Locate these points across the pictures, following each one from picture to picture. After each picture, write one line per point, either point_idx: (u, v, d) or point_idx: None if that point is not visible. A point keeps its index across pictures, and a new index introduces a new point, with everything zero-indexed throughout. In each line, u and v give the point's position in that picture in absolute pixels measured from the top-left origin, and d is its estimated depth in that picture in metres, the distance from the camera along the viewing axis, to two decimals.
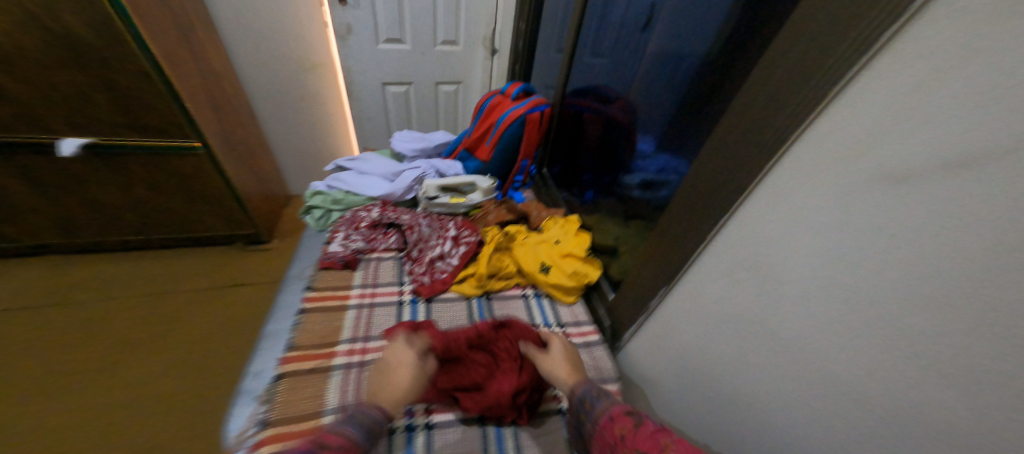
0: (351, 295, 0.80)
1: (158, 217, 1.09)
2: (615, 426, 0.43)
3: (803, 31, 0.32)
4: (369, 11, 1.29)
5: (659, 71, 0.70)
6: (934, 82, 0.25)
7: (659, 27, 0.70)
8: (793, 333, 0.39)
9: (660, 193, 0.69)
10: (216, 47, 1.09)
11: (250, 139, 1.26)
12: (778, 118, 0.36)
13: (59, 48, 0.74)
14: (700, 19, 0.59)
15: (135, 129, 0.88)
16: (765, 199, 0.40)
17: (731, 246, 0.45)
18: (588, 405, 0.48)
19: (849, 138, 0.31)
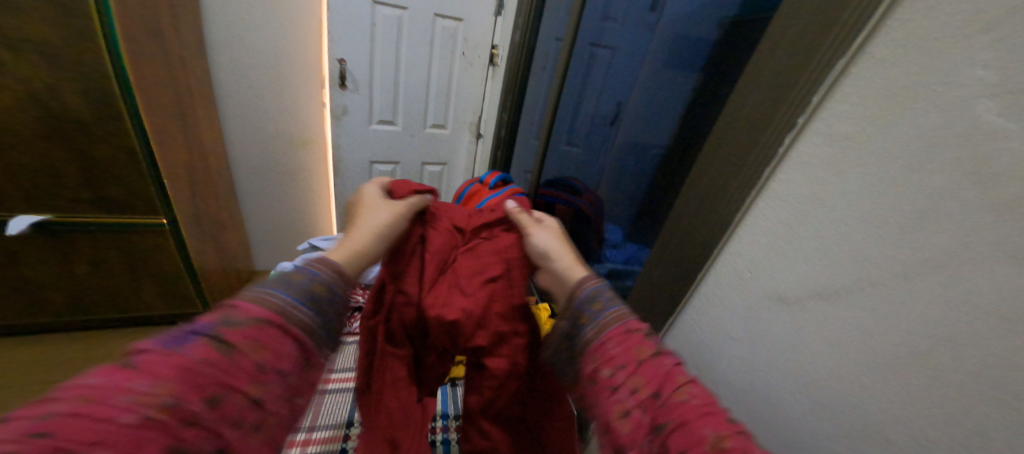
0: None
1: (93, 299, 0.98)
2: (636, 346, 0.30)
3: (724, 142, 0.43)
4: (366, 96, 1.45)
5: (628, 159, 0.82)
6: (826, 185, 0.33)
7: (624, 123, 0.84)
8: (744, 403, 0.42)
9: (625, 281, 0.73)
10: (210, 123, 1.14)
11: (226, 210, 1.25)
12: (724, 201, 0.42)
13: (50, 122, 0.76)
14: (657, 119, 0.74)
15: (98, 204, 0.86)
16: (711, 285, 0.45)
17: (689, 323, 0.49)
18: (588, 309, 0.34)
19: (779, 222, 0.37)
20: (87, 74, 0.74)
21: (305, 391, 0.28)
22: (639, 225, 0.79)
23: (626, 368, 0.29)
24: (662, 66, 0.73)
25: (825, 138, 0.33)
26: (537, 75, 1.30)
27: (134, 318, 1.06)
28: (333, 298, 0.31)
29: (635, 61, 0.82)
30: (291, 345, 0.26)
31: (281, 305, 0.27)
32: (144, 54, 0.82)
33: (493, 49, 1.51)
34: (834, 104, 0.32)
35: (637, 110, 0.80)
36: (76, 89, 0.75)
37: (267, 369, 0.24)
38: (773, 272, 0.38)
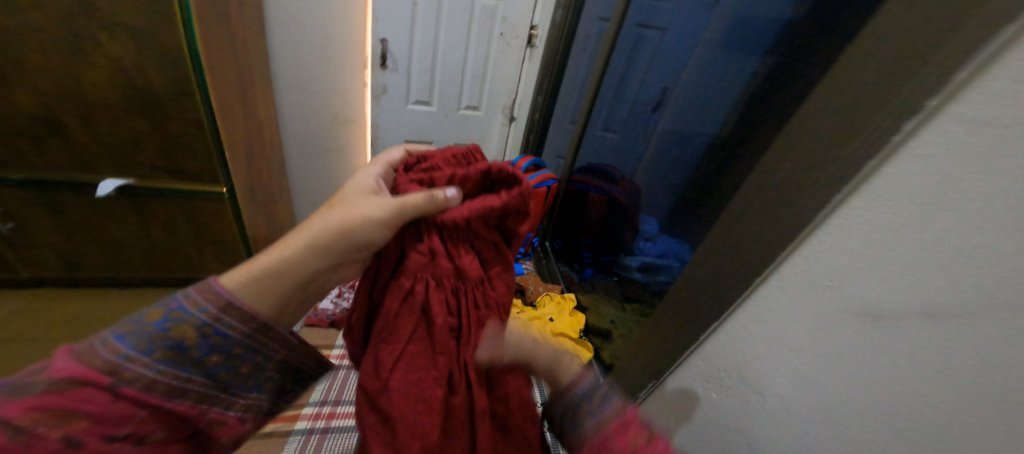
0: (333, 355, 0.88)
1: (162, 256, 1.09)
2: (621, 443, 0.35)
3: (817, 128, 0.39)
4: (405, 77, 1.47)
5: (669, 148, 0.77)
6: (957, 173, 0.31)
7: (669, 110, 0.78)
8: (813, 406, 0.43)
9: (660, 277, 0.71)
10: (266, 99, 1.21)
11: (276, 182, 1.34)
12: (809, 192, 0.40)
13: (133, 96, 0.84)
14: (706, 101, 0.68)
15: (171, 172, 0.95)
16: (782, 282, 0.45)
17: (752, 322, 0.49)
18: (586, 408, 0.38)
19: (885, 211, 0.36)
20: (161, 50, 0.80)
21: (193, 431, 0.35)
22: (674, 218, 0.72)
23: None
24: (720, 45, 0.66)
25: (966, 127, 0.30)
26: (575, 57, 1.24)
27: (195, 278, 1.18)
28: (203, 344, 0.34)
29: (689, 39, 0.73)
30: (134, 406, 0.31)
31: (109, 360, 0.30)
32: (212, 32, 0.88)
33: (531, 29, 1.47)
34: (989, 82, 0.29)
35: (687, 94, 0.73)
36: (159, 67, 0.81)
37: (94, 437, 0.29)
38: (873, 277, 0.37)
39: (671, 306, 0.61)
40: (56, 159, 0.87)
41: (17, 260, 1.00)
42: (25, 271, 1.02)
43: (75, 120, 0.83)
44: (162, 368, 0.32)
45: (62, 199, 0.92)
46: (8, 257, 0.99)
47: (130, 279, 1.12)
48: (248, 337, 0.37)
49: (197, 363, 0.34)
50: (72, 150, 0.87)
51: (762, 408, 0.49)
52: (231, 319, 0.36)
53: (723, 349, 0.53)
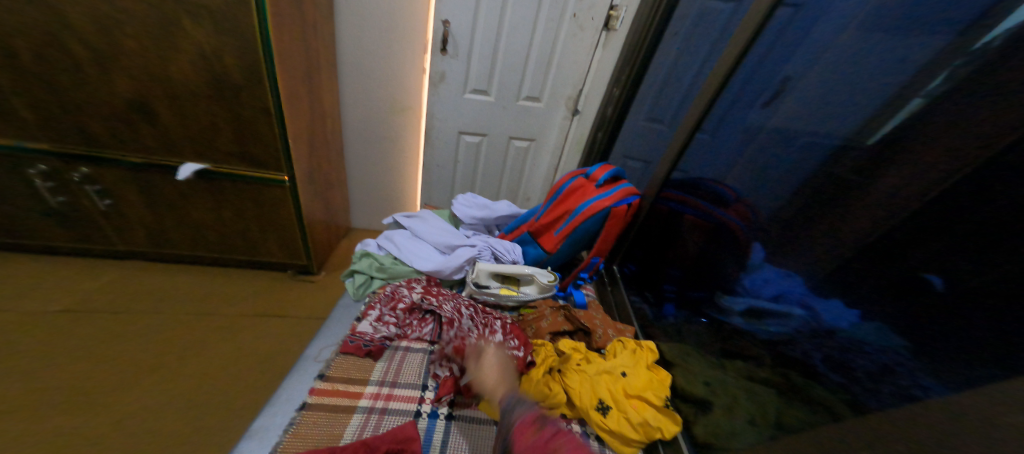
0: (364, 393, 0.67)
1: (230, 240, 1.12)
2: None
3: None
4: (465, 63, 1.37)
5: (776, 153, 0.61)
6: None
7: (785, 104, 0.61)
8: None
9: (771, 326, 0.55)
10: (330, 84, 1.18)
11: (332, 171, 1.32)
12: None
13: (209, 81, 0.82)
14: (846, 92, 0.51)
15: (242, 159, 0.95)
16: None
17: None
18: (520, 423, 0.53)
19: None
20: (240, 35, 0.76)
21: None
22: (794, 256, 0.54)
23: None
24: (888, 23, 0.48)
25: None
26: (666, 44, 1.05)
27: (257, 262, 1.20)
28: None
29: (836, 14, 0.55)
30: None
31: None
32: (285, 14, 0.83)
33: (611, 9, 1.28)
34: None
35: (821, 81, 0.55)
36: (234, 52, 0.78)
37: None
38: None
39: (855, 424, 0.41)
40: (142, 141, 0.90)
41: (111, 232, 1.08)
42: (119, 242, 1.10)
43: (160, 105, 0.85)
44: None
45: (147, 179, 0.96)
46: (104, 228, 1.07)
47: (203, 257, 1.17)
48: None
49: None
50: (157, 135, 0.89)
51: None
52: None
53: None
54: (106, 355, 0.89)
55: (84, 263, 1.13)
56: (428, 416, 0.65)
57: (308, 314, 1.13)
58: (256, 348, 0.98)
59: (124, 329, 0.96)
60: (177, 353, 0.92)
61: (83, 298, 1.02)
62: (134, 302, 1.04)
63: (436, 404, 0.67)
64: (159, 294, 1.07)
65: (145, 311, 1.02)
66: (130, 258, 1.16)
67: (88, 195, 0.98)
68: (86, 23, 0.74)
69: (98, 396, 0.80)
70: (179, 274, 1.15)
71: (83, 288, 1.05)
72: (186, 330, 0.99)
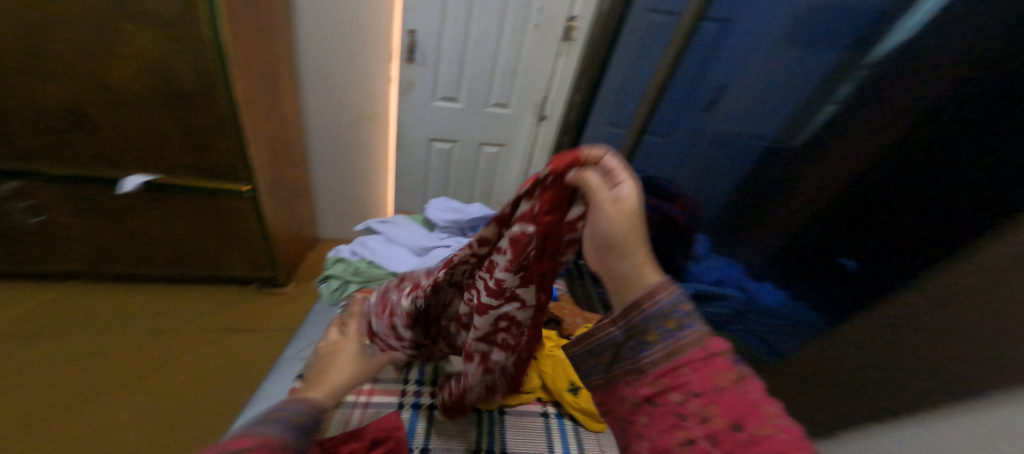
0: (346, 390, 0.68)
1: (185, 253, 1.07)
2: (716, 371, 0.26)
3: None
4: (433, 71, 1.40)
5: (718, 153, 0.69)
6: None
7: (724, 109, 0.70)
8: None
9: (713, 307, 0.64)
10: (291, 92, 1.16)
11: (298, 179, 1.29)
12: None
13: (157, 89, 0.80)
14: (771, 100, 0.59)
15: (197, 170, 0.92)
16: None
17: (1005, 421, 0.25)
18: (656, 328, 0.30)
19: None
20: (191, 41, 0.75)
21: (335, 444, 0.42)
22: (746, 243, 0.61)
23: (702, 396, 0.26)
24: (796, 38, 0.56)
25: None
26: (620, 54, 1.13)
27: (218, 276, 1.15)
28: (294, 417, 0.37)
29: (758, 28, 0.64)
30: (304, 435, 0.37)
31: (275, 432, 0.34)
32: (240, 21, 0.82)
33: (570, 20, 1.35)
34: None
35: (751, 87, 0.64)
36: (184, 58, 0.77)
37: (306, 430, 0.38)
38: None
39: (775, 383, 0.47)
40: (83, 153, 0.85)
41: (47, 251, 1.00)
42: (56, 262, 1.02)
43: (103, 114, 0.81)
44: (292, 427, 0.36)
45: (90, 192, 0.91)
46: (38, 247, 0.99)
47: (155, 274, 1.11)
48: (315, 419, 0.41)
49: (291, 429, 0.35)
50: (100, 146, 0.85)
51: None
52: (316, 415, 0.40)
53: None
54: (43, 381, 0.82)
55: (15, 286, 1.04)
56: (410, 407, 0.66)
57: (276, 326, 1.10)
58: (220, 362, 0.95)
59: (64, 353, 0.89)
60: (129, 373, 0.87)
61: (14, 323, 0.94)
62: (75, 324, 0.97)
63: (418, 396, 0.68)
64: (106, 314, 1.00)
65: (90, 333, 0.95)
66: (69, 278, 1.08)
67: (15, 211, 0.91)
68: (15, 28, 0.70)
69: (35, 425, 0.74)
70: (128, 292, 1.08)
71: (14, 312, 0.97)
72: (139, 349, 0.93)
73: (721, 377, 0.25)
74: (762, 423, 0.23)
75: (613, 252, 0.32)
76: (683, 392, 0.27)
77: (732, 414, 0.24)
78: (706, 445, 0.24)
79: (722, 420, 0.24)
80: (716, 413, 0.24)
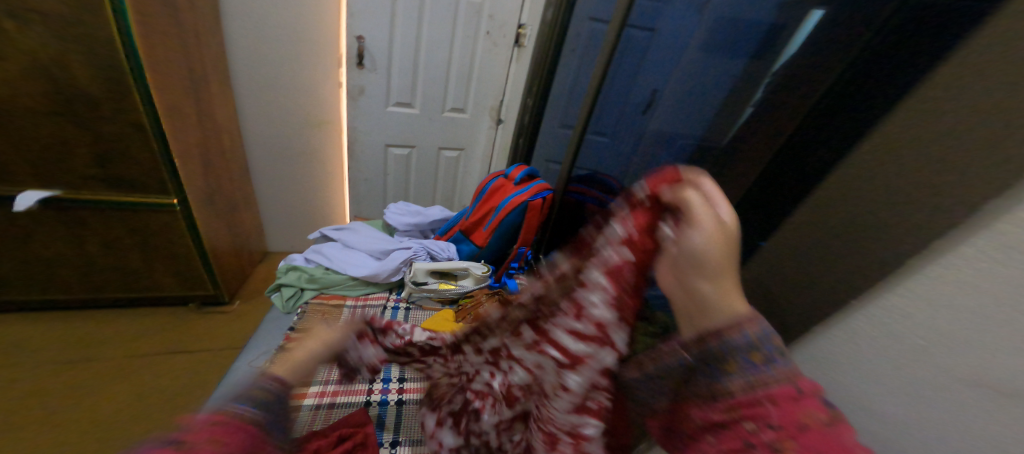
0: (309, 392, 0.64)
1: (103, 276, 0.96)
2: (804, 410, 0.24)
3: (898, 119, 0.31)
4: (384, 77, 1.37)
5: (657, 151, 0.78)
6: None
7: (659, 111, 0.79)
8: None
9: None
10: (224, 97, 1.08)
11: (239, 190, 1.20)
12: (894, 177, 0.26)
13: (55, 93, 0.71)
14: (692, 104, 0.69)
15: (112, 182, 0.83)
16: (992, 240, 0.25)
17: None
18: (740, 358, 0.26)
19: None
20: (94, 41, 0.68)
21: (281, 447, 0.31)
22: None
23: (779, 430, 0.24)
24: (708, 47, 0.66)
25: None
26: (566, 59, 1.18)
27: (148, 299, 1.04)
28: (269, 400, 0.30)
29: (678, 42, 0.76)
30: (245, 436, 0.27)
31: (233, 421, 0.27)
32: (154, 20, 0.75)
33: (520, 27, 1.40)
34: None
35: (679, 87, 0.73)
36: (86, 59, 0.69)
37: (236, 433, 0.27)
38: None
39: None
40: None
41: None
42: None
43: None
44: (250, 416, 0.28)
45: None
46: None
47: (67, 302, 0.98)
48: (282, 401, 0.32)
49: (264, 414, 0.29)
50: None
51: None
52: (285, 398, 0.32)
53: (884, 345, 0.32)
54: None
55: None
56: (378, 404, 0.63)
57: (221, 346, 1.01)
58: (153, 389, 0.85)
59: None
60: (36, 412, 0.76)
61: None
62: None
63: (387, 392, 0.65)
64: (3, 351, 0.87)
65: None
66: None
67: None
68: None
69: None
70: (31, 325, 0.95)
71: None
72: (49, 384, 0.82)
73: (807, 415, 0.24)
74: None
75: (702, 273, 0.29)
76: (758, 422, 0.25)
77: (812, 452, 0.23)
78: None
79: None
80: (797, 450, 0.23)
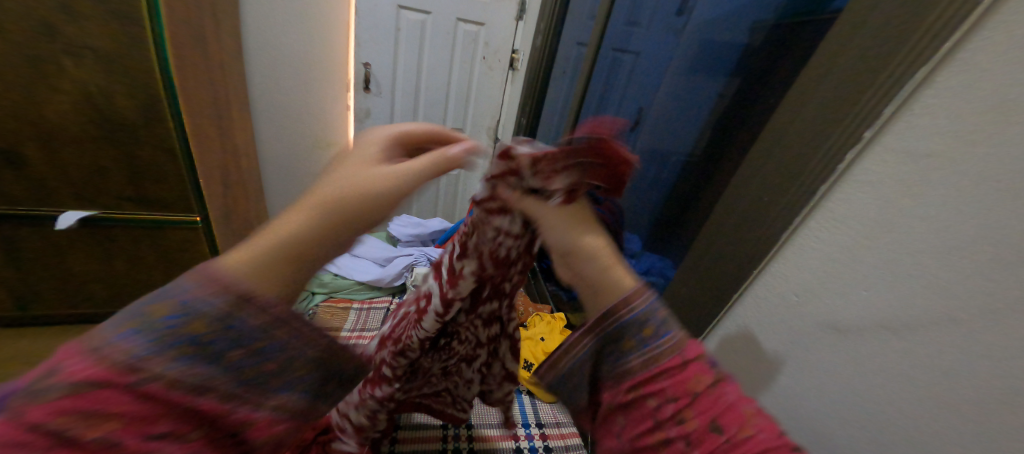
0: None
1: (126, 289, 1.03)
2: (692, 376, 0.27)
3: (789, 123, 0.42)
4: (388, 100, 1.48)
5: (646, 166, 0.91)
6: (948, 144, 0.30)
7: (644, 130, 0.92)
8: (892, 333, 0.34)
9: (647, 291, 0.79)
10: (242, 123, 1.18)
11: (252, 209, 1.29)
12: (803, 173, 0.40)
13: (96, 122, 0.79)
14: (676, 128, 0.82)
15: (141, 202, 0.91)
16: (859, 176, 0.36)
17: (828, 222, 0.39)
18: (633, 336, 0.30)
19: (882, 186, 0.34)
20: (135, 76, 0.77)
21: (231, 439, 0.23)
22: None
23: (677, 401, 0.26)
24: (683, 75, 0.79)
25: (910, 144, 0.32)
26: (556, 80, 1.29)
27: None
28: (222, 337, 0.22)
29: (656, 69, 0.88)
30: (164, 407, 0.19)
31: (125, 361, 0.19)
32: (186, 58, 0.85)
33: (513, 53, 1.51)
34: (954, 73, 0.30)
35: (664, 109, 0.85)
36: (128, 92, 0.78)
37: (126, 438, 0.18)
38: (889, 207, 0.34)
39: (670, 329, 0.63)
40: (9, 192, 0.81)
41: None
42: None
43: (32, 150, 0.78)
44: (204, 372, 0.21)
45: (15, 233, 0.86)
46: None
47: (89, 316, 1.04)
48: (263, 331, 0.24)
49: (244, 371, 0.23)
50: (30, 184, 0.82)
51: (820, 359, 0.40)
52: (275, 334, 0.25)
53: (798, 269, 0.42)
54: None
55: None
56: None
57: None
58: None
59: None
60: None
61: None
62: None
63: None
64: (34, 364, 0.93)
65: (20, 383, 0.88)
66: None
67: None
68: None
69: None
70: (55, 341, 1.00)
71: None
72: None
73: (696, 382, 0.27)
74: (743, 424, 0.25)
75: (575, 257, 0.37)
76: (659, 398, 0.27)
77: (707, 414, 0.26)
78: (682, 445, 0.25)
79: (696, 420, 0.25)
80: (692, 413, 0.26)
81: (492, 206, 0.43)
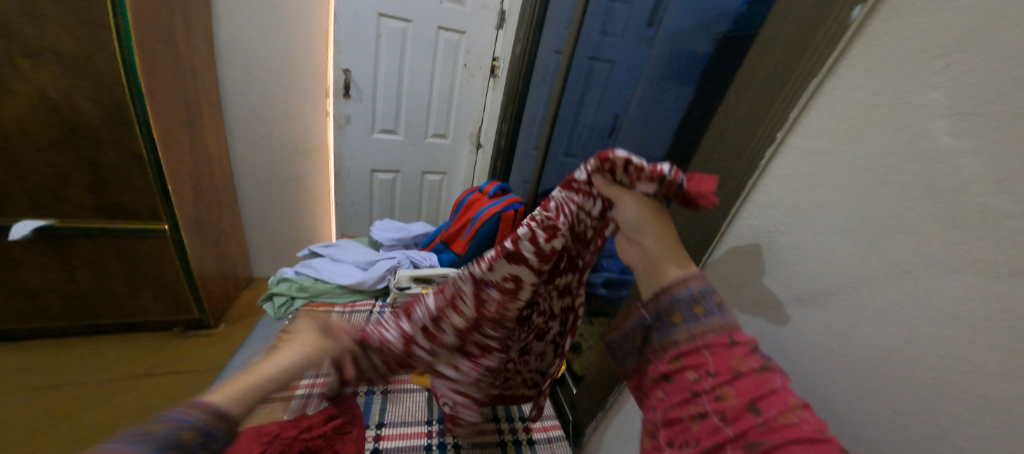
0: None
1: (85, 301, 0.97)
2: (738, 356, 0.26)
3: None
4: (370, 106, 1.47)
5: None
6: (868, 112, 0.27)
7: (622, 133, 0.94)
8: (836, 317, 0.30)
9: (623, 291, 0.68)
10: (214, 129, 1.14)
11: (223, 217, 1.23)
12: (738, 155, 0.36)
13: (54, 125, 0.76)
14: (647, 130, 0.85)
15: (104, 211, 0.87)
16: (794, 150, 0.32)
17: (763, 199, 0.35)
18: (683, 310, 0.30)
19: (811, 158, 0.31)
20: (99, 81, 0.75)
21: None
22: None
23: (716, 376, 0.26)
24: (656, 80, 0.82)
25: (839, 110, 0.29)
26: (536, 86, 1.31)
27: (128, 325, 1.05)
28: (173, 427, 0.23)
29: (632, 75, 0.91)
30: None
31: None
32: (155, 60, 0.83)
33: (494, 60, 1.53)
34: (874, 32, 0.26)
35: (639, 111, 0.87)
36: (91, 96, 0.75)
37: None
38: (824, 178, 0.30)
39: None
40: None
41: None
42: None
43: None
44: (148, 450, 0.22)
45: None
46: None
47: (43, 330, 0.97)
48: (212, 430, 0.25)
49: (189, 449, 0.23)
50: None
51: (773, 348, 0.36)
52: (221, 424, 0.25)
53: (728, 264, 0.38)
54: None
55: None
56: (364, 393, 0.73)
57: (207, 365, 1.02)
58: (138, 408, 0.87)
59: None
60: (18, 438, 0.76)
61: None
62: None
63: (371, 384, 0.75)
64: None
65: None
66: None
67: None
68: None
69: None
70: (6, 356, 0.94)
71: None
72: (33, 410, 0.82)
73: (738, 361, 0.26)
74: (784, 410, 0.23)
75: (644, 234, 0.35)
76: (699, 371, 0.27)
77: (747, 395, 0.24)
78: (715, 420, 0.25)
79: (736, 399, 0.24)
80: (731, 391, 0.25)
81: (582, 187, 0.39)
